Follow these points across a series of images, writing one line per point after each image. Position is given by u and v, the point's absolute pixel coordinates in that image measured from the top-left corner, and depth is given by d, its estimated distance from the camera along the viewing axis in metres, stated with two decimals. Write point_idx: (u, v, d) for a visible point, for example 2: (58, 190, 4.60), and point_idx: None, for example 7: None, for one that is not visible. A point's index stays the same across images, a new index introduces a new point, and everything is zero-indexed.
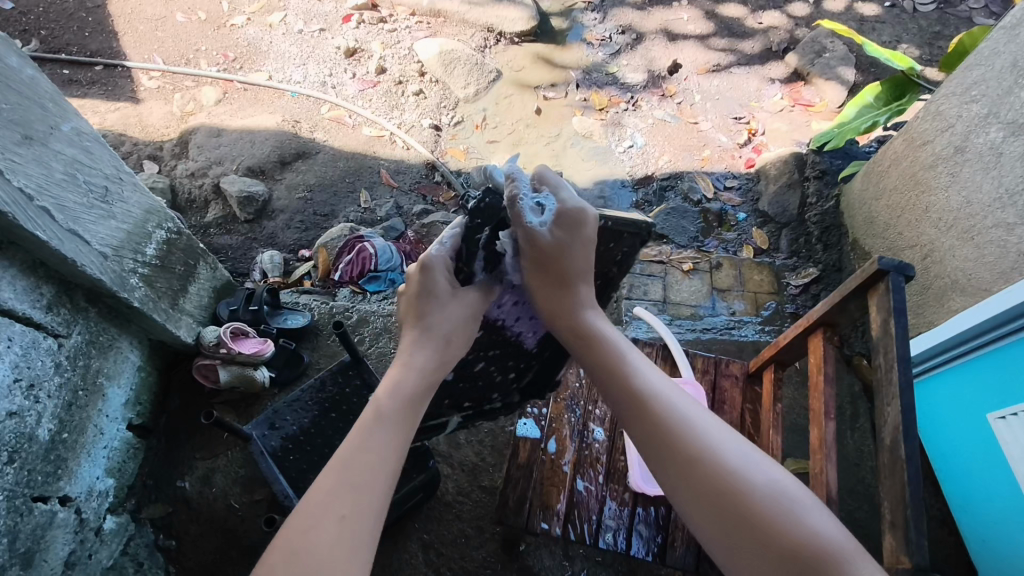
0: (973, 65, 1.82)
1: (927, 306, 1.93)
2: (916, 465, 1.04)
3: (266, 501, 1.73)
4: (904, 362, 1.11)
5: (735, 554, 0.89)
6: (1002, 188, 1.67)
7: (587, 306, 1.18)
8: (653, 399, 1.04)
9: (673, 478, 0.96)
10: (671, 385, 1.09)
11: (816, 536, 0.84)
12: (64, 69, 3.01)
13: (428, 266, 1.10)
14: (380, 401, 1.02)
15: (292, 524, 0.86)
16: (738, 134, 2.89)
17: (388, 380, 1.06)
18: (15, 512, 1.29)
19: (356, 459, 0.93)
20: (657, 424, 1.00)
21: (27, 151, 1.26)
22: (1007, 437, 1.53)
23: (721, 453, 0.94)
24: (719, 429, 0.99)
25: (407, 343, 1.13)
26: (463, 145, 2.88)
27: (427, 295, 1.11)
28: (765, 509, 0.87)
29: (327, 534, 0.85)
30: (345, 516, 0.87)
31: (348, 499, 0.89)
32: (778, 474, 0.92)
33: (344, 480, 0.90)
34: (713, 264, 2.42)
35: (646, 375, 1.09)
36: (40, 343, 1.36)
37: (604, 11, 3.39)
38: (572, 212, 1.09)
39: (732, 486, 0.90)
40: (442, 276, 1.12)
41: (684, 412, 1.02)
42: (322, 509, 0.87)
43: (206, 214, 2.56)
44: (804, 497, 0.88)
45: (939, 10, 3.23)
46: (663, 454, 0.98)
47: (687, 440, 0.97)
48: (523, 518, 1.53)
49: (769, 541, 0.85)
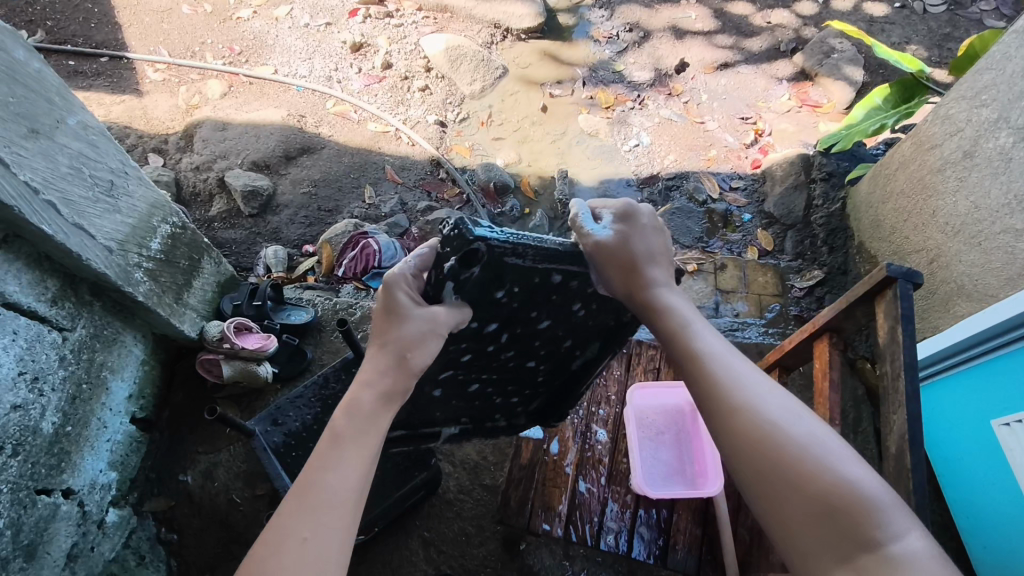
0: (984, 68, 1.81)
1: (932, 312, 1.92)
2: (921, 474, 1.05)
3: (268, 496, 1.73)
4: (911, 370, 1.11)
5: (769, 505, 0.87)
6: (1011, 194, 1.66)
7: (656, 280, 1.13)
8: (704, 355, 1.02)
9: (717, 430, 0.95)
10: (722, 344, 1.06)
11: (846, 484, 0.83)
12: (69, 60, 2.99)
13: (391, 284, 1.02)
14: (341, 423, 0.98)
15: (259, 550, 0.85)
16: (745, 134, 2.88)
17: (345, 400, 1.01)
18: (19, 505, 1.30)
19: (316, 483, 0.90)
20: (706, 379, 0.99)
21: (33, 144, 1.25)
22: (1010, 443, 1.53)
23: (763, 405, 0.92)
24: (766, 381, 0.97)
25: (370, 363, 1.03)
26: (467, 142, 2.87)
27: (390, 314, 1.02)
28: (799, 457, 0.86)
29: (289, 561, 0.83)
30: (307, 538, 0.86)
31: (311, 522, 0.87)
32: (816, 427, 0.90)
33: (304, 504, 0.88)
34: (717, 264, 2.42)
35: (701, 336, 1.06)
36: (44, 337, 1.36)
37: (611, 8, 3.37)
38: (626, 209, 1.12)
39: (770, 438, 0.88)
40: (405, 295, 1.01)
41: (734, 367, 0.99)
42: (285, 534, 0.86)
43: (210, 207, 2.55)
44: (838, 447, 0.87)
45: (949, 11, 3.21)
46: (709, 407, 0.97)
47: (733, 392, 0.95)
48: (524, 518, 1.56)
49: (802, 488, 0.84)
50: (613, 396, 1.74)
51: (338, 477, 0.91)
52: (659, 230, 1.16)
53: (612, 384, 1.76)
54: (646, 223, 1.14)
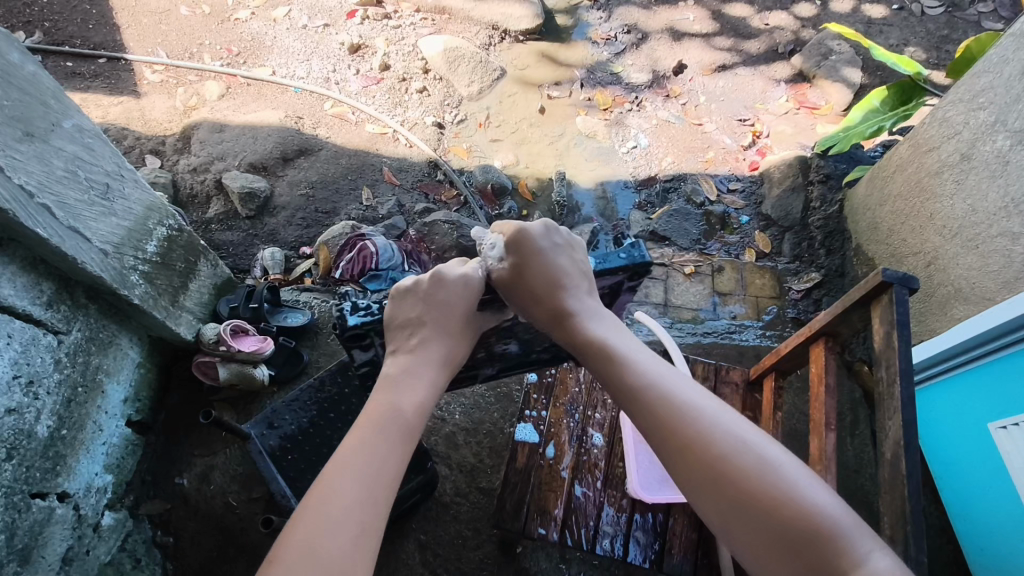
0: (982, 72, 1.81)
1: (930, 315, 1.92)
2: (916, 480, 1.04)
3: (264, 499, 1.73)
4: (906, 376, 1.11)
5: (737, 538, 0.87)
6: (1008, 197, 1.66)
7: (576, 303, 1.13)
8: (646, 385, 1.00)
9: (671, 463, 0.94)
10: (660, 367, 1.05)
11: (807, 511, 0.84)
12: (67, 61, 2.99)
13: (470, 284, 1.14)
14: (400, 409, 1.02)
15: (303, 524, 0.86)
16: (742, 135, 2.88)
17: (404, 391, 1.05)
18: (14, 508, 1.30)
19: (372, 468, 0.94)
20: (651, 410, 0.97)
21: (28, 148, 1.25)
22: (1007, 447, 1.53)
23: (716, 435, 0.92)
24: (715, 406, 0.97)
25: (422, 349, 1.10)
26: (466, 143, 2.87)
27: (450, 308, 1.13)
28: (759, 488, 0.86)
29: (343, 540, 0.86)
30: (365, 524, 0.89)
31: (367, 508, 0.90)
32: (770, 451, 0.90)
33: (359, 485, 0.91)
34: (714, 267, 2.42)
35: (635, 361, 1.06)
36: (40, 340, 1.36)
37: (610, 10, 3.36)
38: (517, 234, 1.14)
39: (727, 471, 0.88)
40: (475, 301, 1.15)
41: (678, 394, 0.98)
42: (344, 515, 0.88)
43: (207, 209, 2.54)
44: (796, 471, 0.88)
45: (947, 13, 3.21)
46: (657, 441, 0.95)
47: (683, 423, 0.94)
48: (520, 523, 1.51)
49: (766, 518, 0.85)
50: (609, 399, 1.74)
51: (392, 466, 0.96)
52: (560, 246, 1.17)
53: None
54: (543, 246, 1.14)
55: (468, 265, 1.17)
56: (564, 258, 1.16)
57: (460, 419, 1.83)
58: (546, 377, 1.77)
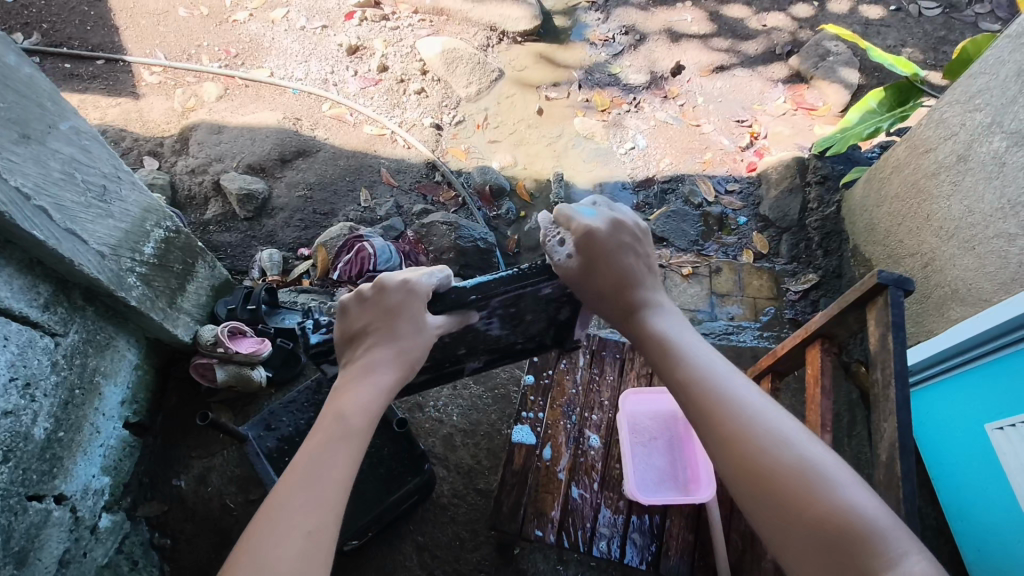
0: (978, 73, 1.81)
1: (927, 316, 1.92)
2: (911, 482, 1.04)
3: (262, 501, 1.73)
4: (901, 378, 1.11)
5: (770, 532, 0.87)
6: (1004, 198, 1.66)
7: (640, 299, 1.17)
8: (697, 377, 1.01)
9: (715, 453, 0.95)
10: (715, 361, 1.05)
11: (842, 510, 0.82)
12: (65, 62, 2.99)
13: (412, 289, 1.13)
14: (346, 414, 1.02)
15: (255, 537, 0.87)
16: (741, 137, 2.88)
17: (353, 396, 1.05)
18: (10, 511, 1.29)
19: (322, 474, 0.94)
20: (698, 401, 0.98)
21: (24, 150, 1.26)
22: (1004, 448, 1.53)
23: (759, 429, 0.91)
24: (762, 402, 0.96)
25: (372, 356, 1.10)
26: (464, 144, 2.88)
27: (391, 314, 1.12)
28: (795, 485, 0.85)
29: (295, 549, 0.86)
30: (313, 531, 0.88)
31: (314, 515, 0.90)
32: (812, 447, 0.89)
33: (308, 493, 0.91)
34: (712, 268, 2.42)
35: (690, 354, 1.07)
36: (36, 342, 1.36)
37: (607, 11, 3.37)
38: (584, 231, 1.14)
39: (766, 464, 0.88)
40: (423, 304, 1.13)
41: (726, 388, 0.99)
42: (291, 521, 0.88)
43: (206, 210, 2.55)
44: (833, 471, 0.86)
45: (944, 14, 3.21)
46: (704, 432, 0.97)
47: (727, 417, 0.94)
48: (517, 525, 1.51)
49: (800, 515, 0.84)
50: (606, 401, 1.73)
51: (341, 470, 0.96)
52: (627, 242, 1.18)
53: (605, 389, 1.76)
54: (609, 241, 1.15)
55: (417, 272, 1.17)
56: (630, 253, 1.17)
57: (457, 420, 1.83)
58: (543, 379, 1.77)
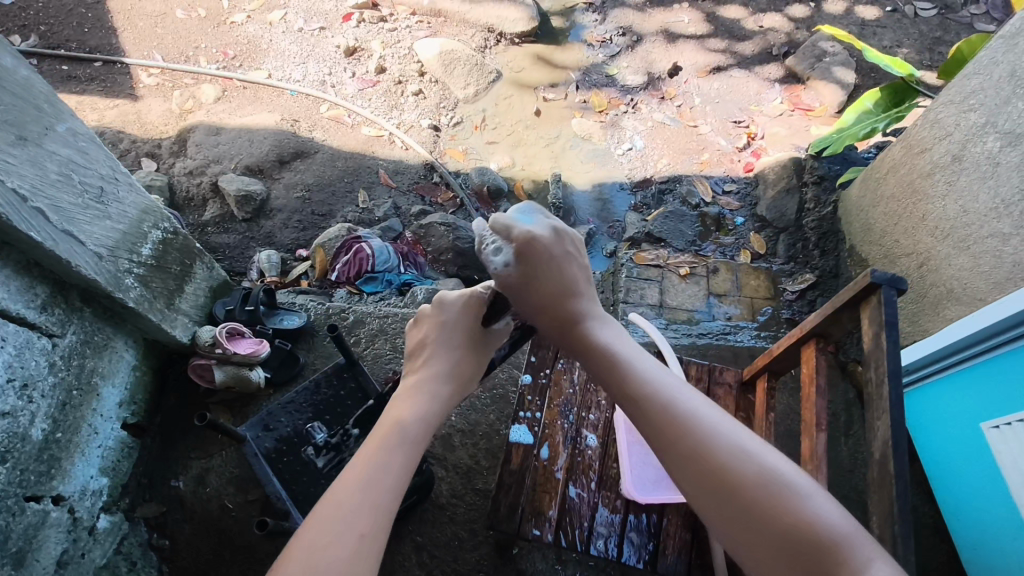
0: (973, 73, 1.82)
1: (922, 315, 1.93)
2: (904, 480, 1.05)
3: (260, 501, 1.73)
4: (894, 377, 1.12)
5: (737, 547, 0.88)
6: (999, 198, 1.67)
7: (582, 311, 1.18)
8: (651, 394, 1.01)
9: (676, 471, 0.94)
10: (666, 374, 1.06)
11: (810, 521, 0.84)
12: (63, 64, 3.00)
13: (469, 302, 1.21)
14: (406, 422, 1.04)
15: (307, 537, 0.88)
16: (737, 138, 2.89)
17: (412, 405, 1.08)
18: (8, 512, 1.30)
19: (380, 478, 0.95)
20: (655, 418, 0.98)
21: (21, 151, 1.26)
22: (999, 446, 1.53)
23: (721, 444, 0.92)
24: (720, 416, 0.97)
25: (428, 366, 1.16)
26: (462, 146, 2.89)
27: (452, 326, 1.20)
28: (761, 499, 0.87)
29: (345, 550, 0.87)
30: (366, 535, 0.89)
31: (369, 520, 0.91)
32: (775, 459, 0.91)
33: (362, 496, 0.92)
34: (709, 268, 2.40)
35: (640, 368, 1.07)
36: (34, 343, 1.36)
37: (604, 12, 3.38)
38: (527, 241, 1.13)
39: (733, 480, 0.89)
40: (479, 320, 1.21)
41: (679, 402, 0.99)
42: (344, 524, 0.89)
43: (204, 212, 2.55)
44: (797, 482, 0.88)
45: (940, 15, 3.22)
46: (659, 448, 0.97)
47: (688, 433, 0.94)
48: (514, 524, 1.52)
49: (768, 529, 0.85)
50: (603, 400, 1.74)
51: (397, 476, 0.97)
52: (567, 252, 1.18)
53: (602, 389, 1.76)
54: (552, 250, 1.15)
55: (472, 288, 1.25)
56: (570, 263, 1.19)
57: (455, 421, 1.83)
58: (540, 378, 1.77)
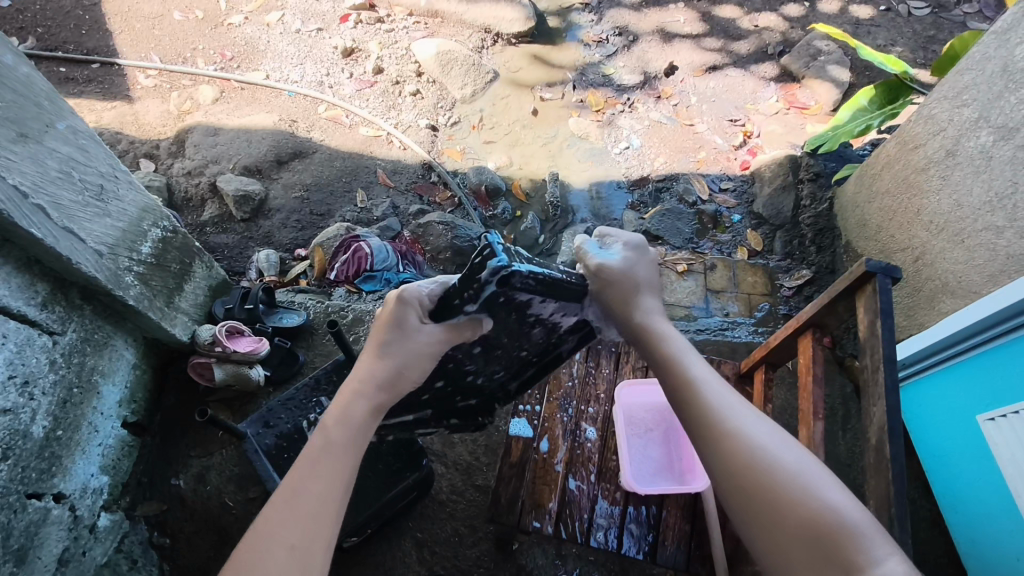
0: (965, 69, 1.83)
1: (918, 309, 1.94)
2: (900, 465, 1.06)
3: (260, 499, 1.74)
4: (890, 362, 1.13)
5: (757, 532, 0.90)
6: (992, 192, 1.68)
7: (658, 315, 1.22)
8: (693, 384, 1.06)
9: (709, 455, 0.98)
10: (711, 372, 1.10)
11: (831, 510, 0.86)
12: (61, 66, 3.01)
13: (403, 298, 1.11)
14: (329, 428, 1.02)
15: (243, 551, 0.88)
16: (733, 136, 2.91)
17: (337, 409, 1.05)
18: (10, 508, 1.30)
19: (306, 488, 0.94)
20: (694, 406, 1.03)
21: (22, 149, 1.26)
22: (995, 438, 1.55)
23: (750, 432, 0.96)
24: (752, 413, 1.01)
25: (362, 369, 1.11)
26: (460, 145, 2.90)
27: (393, 324, 1.11)
28: (787, 483, 0.89)
29: (276, 566, 0.86)
30: (295, 546, 0.88)
31: (299, 530, 0.90)
32: (802, 454, 0.93)
33: (290, 510, 0.91)
34: (707, 265, 2.43)
35: (690, 363, 1.12)
36: (35, 340, 1.36)
37: (601, 12, 3.40)
38: (636, 242, 1.25)
39: (756, 463, 0.92)
40: (416, 314, 1.12)
41: (721, 395, 1.04)
42: (274, 538, 0.89)
43: (202, 212, 2.57)
44: (825, 477, 0.90)
45: (933, 14, 3.25)
46: (700, 432, 1.01)
47: (722, 421, 0.99)
48: (514, 516, 1.54)
49: (792, 515, 0.87)
50: (602, 394, 1.75)
51: (325, 484, 0.95)
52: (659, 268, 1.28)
53: (601, 384, 1.77)
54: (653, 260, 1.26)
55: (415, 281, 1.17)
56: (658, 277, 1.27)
57: None
58: None
